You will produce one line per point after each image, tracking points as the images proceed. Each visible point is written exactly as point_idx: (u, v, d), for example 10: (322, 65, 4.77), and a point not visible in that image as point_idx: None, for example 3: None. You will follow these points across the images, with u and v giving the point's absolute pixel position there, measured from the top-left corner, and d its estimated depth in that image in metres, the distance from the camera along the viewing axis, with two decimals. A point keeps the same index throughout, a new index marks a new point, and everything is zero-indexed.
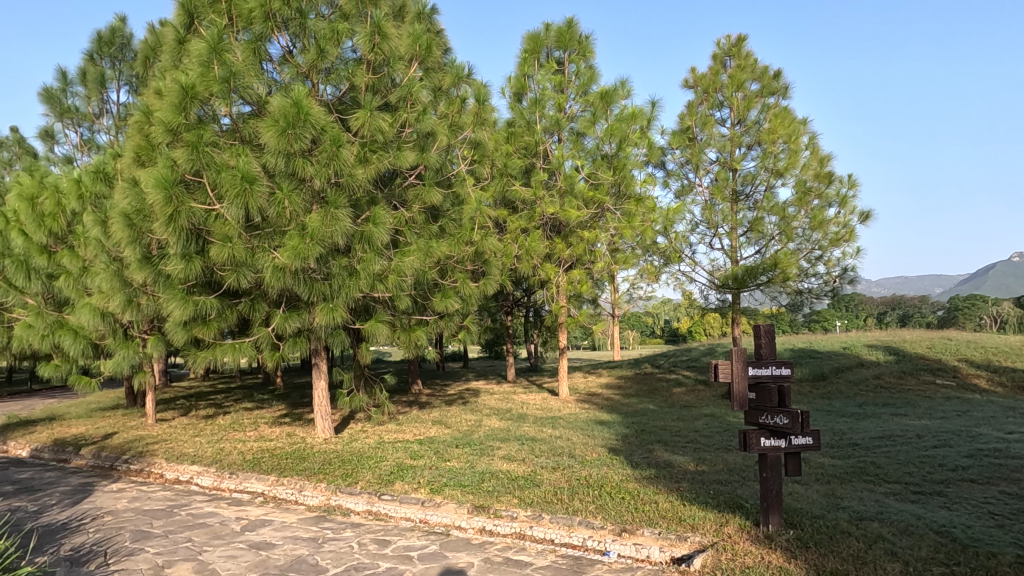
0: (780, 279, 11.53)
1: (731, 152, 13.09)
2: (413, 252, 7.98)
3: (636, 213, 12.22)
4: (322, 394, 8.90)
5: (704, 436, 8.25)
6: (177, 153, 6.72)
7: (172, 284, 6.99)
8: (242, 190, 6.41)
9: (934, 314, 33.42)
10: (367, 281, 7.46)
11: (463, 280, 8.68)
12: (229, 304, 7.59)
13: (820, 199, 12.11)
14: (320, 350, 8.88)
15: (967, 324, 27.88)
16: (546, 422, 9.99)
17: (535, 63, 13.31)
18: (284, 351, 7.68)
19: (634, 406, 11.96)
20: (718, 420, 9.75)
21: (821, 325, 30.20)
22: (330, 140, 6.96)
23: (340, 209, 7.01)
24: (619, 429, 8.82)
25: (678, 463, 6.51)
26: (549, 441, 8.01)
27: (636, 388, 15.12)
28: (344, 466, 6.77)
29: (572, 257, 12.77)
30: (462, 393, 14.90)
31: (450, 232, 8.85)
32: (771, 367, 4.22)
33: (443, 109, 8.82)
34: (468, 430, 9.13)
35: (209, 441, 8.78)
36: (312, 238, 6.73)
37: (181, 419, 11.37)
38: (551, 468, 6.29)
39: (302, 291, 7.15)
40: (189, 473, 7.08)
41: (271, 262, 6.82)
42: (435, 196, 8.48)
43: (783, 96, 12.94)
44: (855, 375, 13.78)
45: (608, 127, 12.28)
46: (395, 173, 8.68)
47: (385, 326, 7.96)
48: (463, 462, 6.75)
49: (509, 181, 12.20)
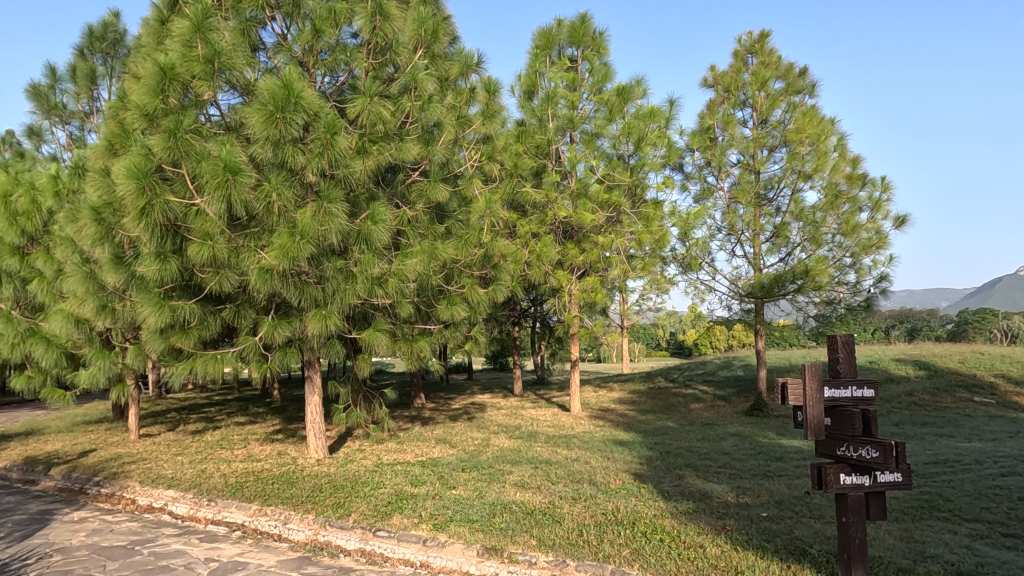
0: (812, 288, 10.74)
1: (755, 153, 12.37)
2: (416, 253, 7.21)
3: (655, 217, 11.47)
4: (315, 410, 8.14)
5: (737, 460, 7.44)
6: (152, 140, 6.00)
7: (148, 288, 6.25)
8: (224, 181, 5.73)
9: (943, 327, 32.70)
10: (364, 285, 6.72)
11: (471, 286, 7.92)
12: (211, 310, 6.85)
13: (851, 203, 11.32)
14: (314, 362, 8.12)
15: (977, 338, 26.99)
16: (560, 441, 9.20)
17: (546, 59, 12.61)
18: (273, 362, 6.96)
19: (652, 424, 11.15)
20: (747, 441, 8.95)
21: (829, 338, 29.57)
22: (324, 126, 6.14)
23: (335, 203, 6.23)
24: (642, 451, 8.02)
25: (716, 494, 5.71)
26: (566, 465, 7.20)
27: (651, 403, 14.29)
28: (336, 494, 5.98)
29: (586, 264, 11.99)
30: (467, 408, 14.09)
31: (457, 233, 8.09)
32: (851, 388, 3.45)
33: (451, 100, 8.10)
34: (475, 450, 8.36)
35: (191, 461, 8.02)
36: (302, 236, 5.98)
37: (167, 435, 10.61)
38: (572, 501, 5.49)
39: (293, 296, 6.38)
40: (163, 500, 6.33)
41: (257, 263, 6.10)
42: (441, 193, 7.72)
43: (810, 94, 12.23)
44: (886, 392, 12.94)
45: (625, 126, 11.53)
46: (396, 168, 7.95)
47: (385, 335, 7.19)
48: (470, 490, 5.96)
49: (519, 182, 11.45)
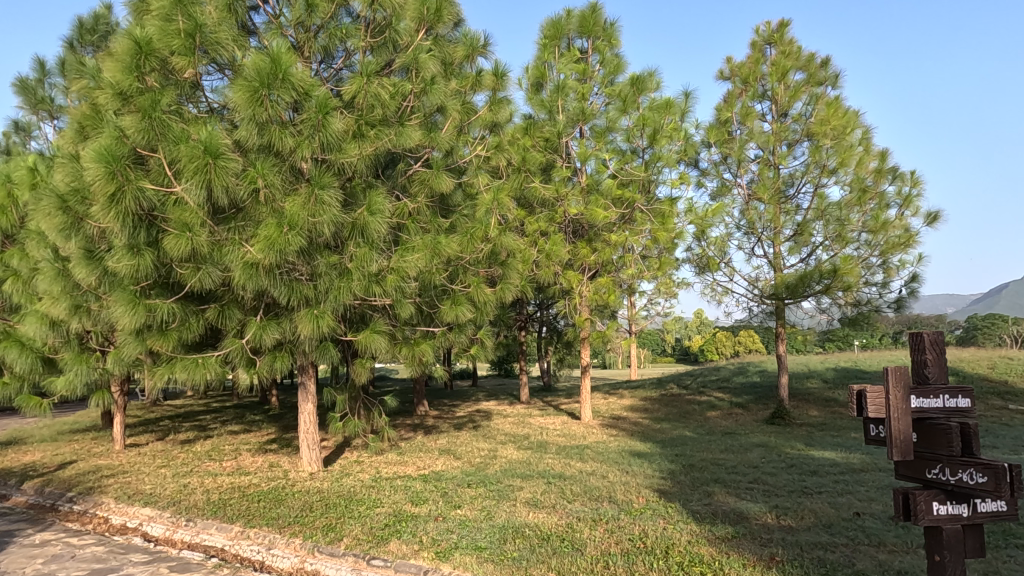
0: (839, 288, 10.09)
1: (775, 147, 11.75)
2: (417, 249, 6.60)
3: (670, 214, 10.85)
4: (309, 419, 7.50)
5: (769, 474, 6.79)
6: (125, 121, 5.41)
7: (122, 285, 5.67)
8: (203, 165, 5.16)
9: (953, 333, 32.05)
10: (361, 283, 6.10)
11: (477, 285, 7.30)
12: (194, 309, 6.26)
13: (878, 199, 10.66)
14: (308, 368, 7.52)
15: (988, 343, 26.32)
16: (572, 452, 8.58)
17: (555, 49, 11.99)
18: (261, 367, 6.38)
19: (668, 433, 10.50)
20: (775, 452, 8.31)
21: (838, 344, 28.86)
22: (315, 105, 5.56)
23: (327, 189, 5.63)
24: (662, 464, 7.39)
25: (753, 515, 5.08)
26: (581, 480, 6.57)
27: (664, 411, 13.63)
28: (327, 513, 5.36)
29: (598, 264, 11.37)
30: (472, 416, 13.45)
31: (462, 227, 7.47)
32: (942, 398, 2.83)
33: (456, 85, 7.50)
34: (481, 462, 7.74)
35: (175, 475, 7.41)
36: (291, 226, 5.39)
37: (155, 445, 10.00)
38: (593, 524, 4.87)
39: (282, 294, 5.79)
40: (138, 519, 5.76)
41: (241, 256, 5.51)
42: (445, 183, 7.11)
43: (833, 85, 11.61)
44: None
45: (639, 117, 10.89)
46: (396, 158, 7.36)
47: (383, 337, 6.57)
48: (477, 510, 5.35)
49: (528, 178, 10.87)
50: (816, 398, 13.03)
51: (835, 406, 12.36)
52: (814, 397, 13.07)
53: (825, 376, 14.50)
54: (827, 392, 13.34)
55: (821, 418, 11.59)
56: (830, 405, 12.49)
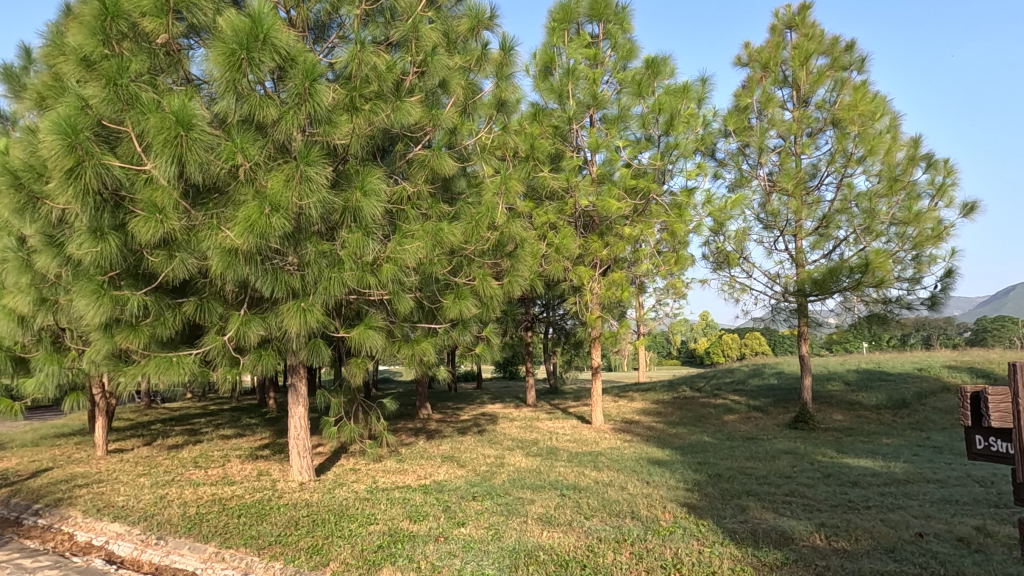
0: (869, 283, 9.43)
1: (798, 135, 11.10)
2: (417, 236, 5.97)
3: (687, 205, 10.21)
4: (299, 424, 6.88)
5: (806, 485, 6.14)
6: (89, 90, 4.80)
7: (87, 274, 5.05)
8: (175, 137, 4.54)
9: (964, 336, 31.43)
10: (353, 273, 5.48)
11: (482, 277, 6.67)
12: (170, 304, 5.65)
13: (911, 188, 9.97)
14: (300, 368, 6.90)
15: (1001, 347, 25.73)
16: (585, 459, 7.94)
17: (565, 33, 11.31)
18: (245, 367, 5.77)
19: (686, 439, 9.85)
20: (805, 460, 7.65)
21: (848, 347, 28.24)
22: (301, 72, 4.91)
23: (315, 166, 4.99)
24: (686, 473, 6.76)
25: (798, 536, 4.45)
26: (598, 492, 5.93)
27: (679, 414, 12.97)
28: (314, 532, 4.75)
29: (610, 259, 10.75)
30: (477, 420, 12.83)
31: (466, 215, 6.83)
32: None
33: (459, 60, 6.87)
34: (487, 471, 7.12)
35: (153, 484, 6.81)
36: (274, 207, 4.77)
37: (139, 451, 9.39)
38: (617, 547, 4.26)
39: (265, 284, 5.18)
40: (106, 536, 5.17)
41: (218, 241, 4.89)
42: (448, 165, 6.47)
43: (860, 70, 10.93)
44: (944, 402, 11.56)
45: (655, 102, 10.21)
46: (395, 140, 6.74)
47: (379, 334, 5.92)
48: (483, 529, 4.73)
49: (536, 167, 10.26)
50: (839, 402, 12.35)
51: (860, 410, 11.69)
52: (837, 400, 12.42)
53: (847, 378, 13.82)
54: (850, 395, 12.66)
55: (847, 422, 10.91)
56: (855, 409, 11.81)
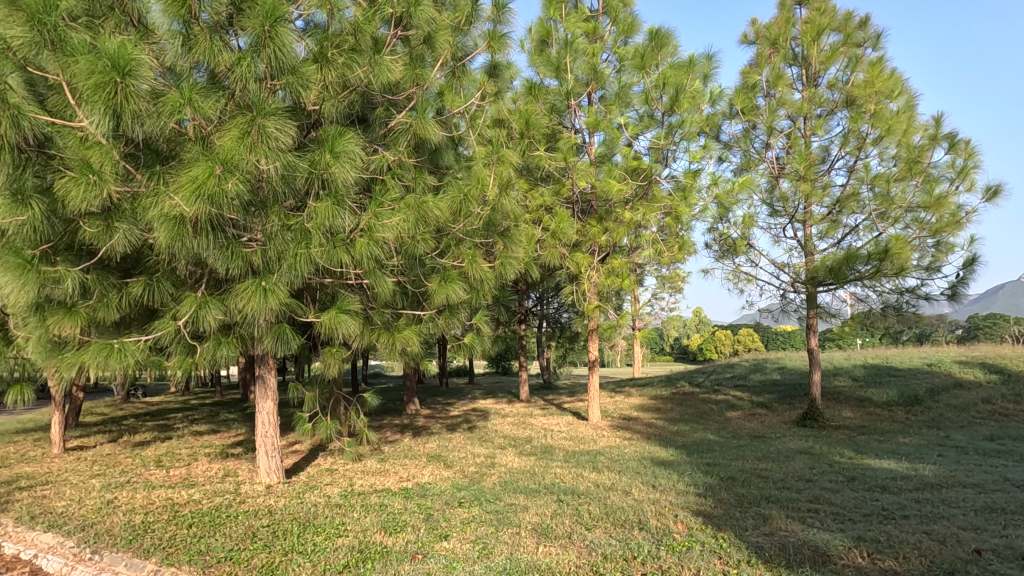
0: (888, 271, 8.80)
1: (809, 115, 10.45)
2: (397, 208, 5.29)
3: (693, 186, 9.55)
4: (267, 421, 6.18)
5: (831, 490, 5.51)
6: (10, 27, 4.06)
7: (13, 247, 4.34)
8: (107, 84, 3.82)
9: (959, 333, 31.19)
10: (322, 249, 4.79)
11: (471, 258, 6.00)
12: (115, 284, 4.96)
13: (932, 170, 9.32)
14: (268, 359, 6.20)
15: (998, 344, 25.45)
16: (584, 459, 7.30)
17: (562, 5, 10.47)
18: (201, 356, 5.09)
19: (690, 438, 9.23)
20: (823, 461, 7.03)
21: (843, 344, 27.90)
22: (260, 12, 4.20)
23: (275, 121, 4.29)
24: (695, 475, 6.14)
25: (836, 553, 3.82)
26: (599, 498, 5.28)
27: (679, 411, 12.37)
28: (272, 546, 4.08)
29: (609, 246, 10.12)
30: (468, 416, 12.19)
31: (454, 189, 6.15)
32: None
33: (448, 17, 6.18)
34: (476, 472, 6.47)
35: (104, 487, 6.10)
36: (226, 167, 4.08)
37: (99, 448, 8.66)
38: (626, 567, 3.61)
39: (219, 259, 4.50)
40: (34, 549, 4.47)
41: (162, 208, 4.19)
42: (434, 131, 5.79)
43: (875, 46, 10.27)
44: (958, 399, 10.98)
45: (660, 76, 9.51)
46: (375, 104, 6.05)
47: (354, 319, 5.22)
48: (470, 544, 4.06)
49: (531, 145, 9.58)
50: (847, 399, 11.76)
51: (871, 407, 11.10)
52: (845, 397, 11.84)
53: (854, 373, 13.26)
54: (859, 392, 12.08)
55: (858, 420, 10.31)
56: (865, 406, 11.23)
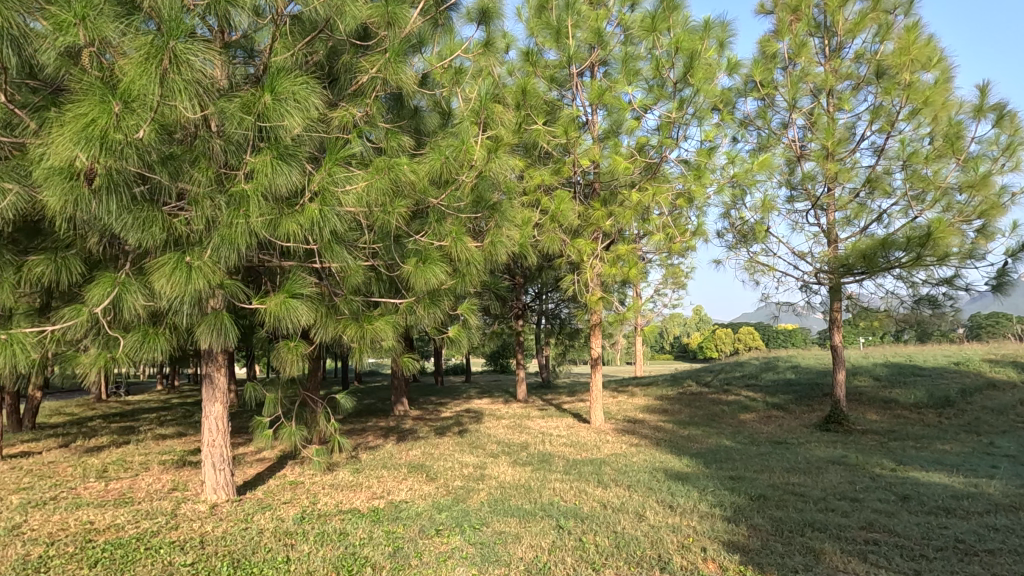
0: (928, 258, 7.86)
1: (834, 88, 9.49)
2: (362, 171, 4.33)
3: (708, 164, 8.60)
4: (215, 428, 5.23)
5: (887, 514, 4.58)
6: None
7: None
8: None
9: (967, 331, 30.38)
10: (263, 217, 3.84)
11: (455, 234, 5.05)
12: (13, 260, 4.03)
13: (974, 147, 8.36)
14: (216, 354, 5.25)
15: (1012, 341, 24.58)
16: (587, 471, 6.36)
17: None
18: (120, 349, 4.14)
19: (704, 444, 8.31)
20: (863, 473, 6.09)
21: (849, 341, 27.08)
22: None
23: (195, 47, 3.33)
24: (720, 493, 5.21)
25: None
26: (607, 523, 4.36)
27: (688, 413, 11.42)
28: None
29: (614, 231, 9.19)
30: (459, 418, 11.27)
31: (434, 153, 5.18)
32: None
33: None
34: (462, 488, 5.53)
35: (20, 505, 5.14)
36: (125, 103, 3.13)
37: (43, 455, 7.72)
38: None
39: (128, 227, 3.56)
40: None
41: (48, 157, 3.23)
42: (409, 79, 4.83)
43: (908, 13, 9.28)
44: (995, 401, 10.03)
45: (673, 40, 8.50)
46: (343, 52, 5.07)
47: (308, 306, 4.28)
48: None
49: (528, 118, 8.63)
50: (871, 400, 10.82)
51: (898, 409, 10.20)
52: (869, 398, 10.92)
53: (876, 372, 12.32)
54: (884, 392, 11.15)
55: (887, 423, 9.39)
56: (892, 408, 10.30)
